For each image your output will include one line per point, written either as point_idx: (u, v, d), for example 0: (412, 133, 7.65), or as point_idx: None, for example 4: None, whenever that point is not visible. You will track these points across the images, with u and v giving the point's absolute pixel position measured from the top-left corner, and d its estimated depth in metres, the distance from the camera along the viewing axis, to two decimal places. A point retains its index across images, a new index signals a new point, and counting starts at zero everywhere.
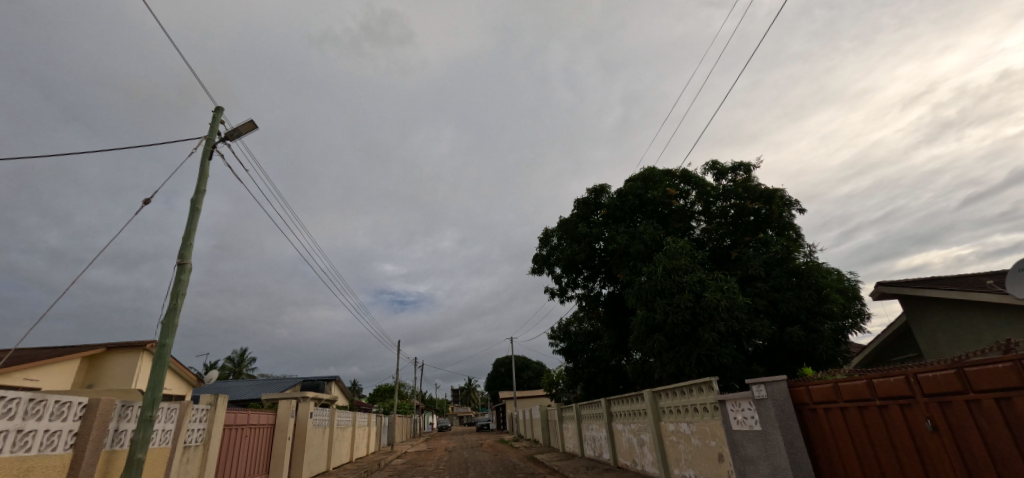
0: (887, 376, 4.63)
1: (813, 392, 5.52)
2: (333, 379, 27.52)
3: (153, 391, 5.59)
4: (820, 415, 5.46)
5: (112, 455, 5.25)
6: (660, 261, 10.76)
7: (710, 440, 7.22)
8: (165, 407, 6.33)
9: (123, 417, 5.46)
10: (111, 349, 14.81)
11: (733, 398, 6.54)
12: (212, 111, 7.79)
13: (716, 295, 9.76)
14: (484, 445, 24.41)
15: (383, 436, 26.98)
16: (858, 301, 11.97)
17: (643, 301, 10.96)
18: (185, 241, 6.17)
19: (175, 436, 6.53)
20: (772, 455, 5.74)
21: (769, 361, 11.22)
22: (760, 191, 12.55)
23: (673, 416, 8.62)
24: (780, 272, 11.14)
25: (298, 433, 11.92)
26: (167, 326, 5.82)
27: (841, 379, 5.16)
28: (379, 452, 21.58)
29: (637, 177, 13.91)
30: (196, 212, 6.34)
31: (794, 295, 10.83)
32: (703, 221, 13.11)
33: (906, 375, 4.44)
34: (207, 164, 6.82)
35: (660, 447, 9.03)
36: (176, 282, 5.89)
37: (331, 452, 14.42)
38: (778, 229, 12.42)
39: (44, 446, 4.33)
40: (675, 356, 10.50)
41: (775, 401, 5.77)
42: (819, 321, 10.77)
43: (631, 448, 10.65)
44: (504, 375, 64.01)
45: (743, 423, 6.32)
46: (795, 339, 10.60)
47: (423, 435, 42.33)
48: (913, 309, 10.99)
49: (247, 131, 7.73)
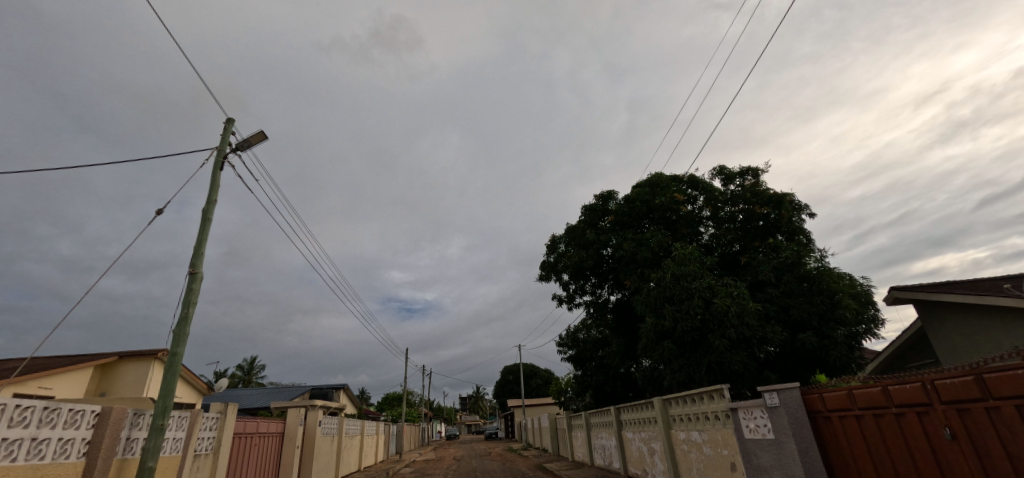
0: (903, 383, 4.53)
1: (827, 400, 5.41)
2: (342, 387, 27.66)
3: (164, 400, 5.66)
4: (835, 423, 5.35)
5: (124, 463, 5.28)
6: (668, 267, 10.69)
7: (722, 449, 7.11)
8: (175, 416, 6.37)
9: (135, 426, 5.49)
10: (123, 358, 15.00)
11: (744, 405, 6.44)
12: (224, 122, 7.93)
13: (726, 301, 9.67)
14: (492, 454, 24.29)
15: (393, 444, 27.03)
16: (872, 306, 11.76)
17: (652, 308, 10.83)
18: (197, 250, 6.27)
19: (186, 444, 6.58)
20: (786, 464, 5.63)
21: (780, 369, 11.01)
22: (769, 195, 12.43)
23: (684, 425, 8.50)
24: (791, 277, 10.99)
25: (306, 442, 11.91)
26: (179, 335, 5.91)
27: (855, 386, 5.08)
28: (388, 461, 21.58)
29: (644, 183, 13.91)
30: (207, 221, 6.44)
31: (806, 301, 10.65)
32: (711, 226, 13.04)
33: (922, 382, 4.35)
34: (218, 175, 6.94)
35: (671, 456, 8.90)
36: (188, 291, 5.98)
37: (340, 461, 14.41)
38: (788, 233, 12.28)
39: (58, 454, 4.38)
40: (686, 364, 10.33)
41: (788, 408, 5.66)
42: (831, 327, 10.56)
43: (642, 456, 10.51)
44: (512, 383, 63.68)
45: (756, 432, 6.21)
46: (807, 345, 10.41)
47: (431, 443, 42.26)
48: (928, 315, 10.83)
49: (257, 142, 7.86)
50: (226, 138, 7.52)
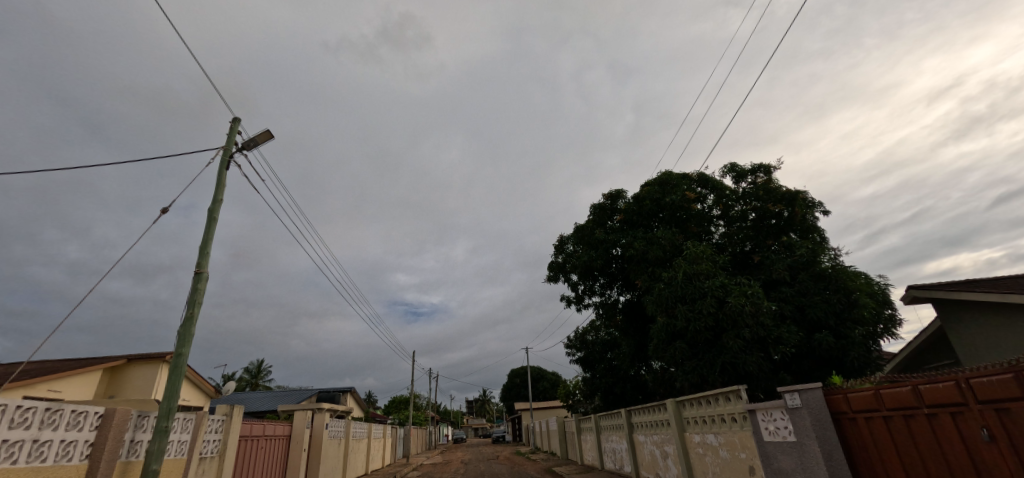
0: (934, 382, 4.32)
1: (852, 400, 5.17)
2: (349, 391, 27.55)
3: (169, 401, 5.56)
4: (861, 425, 5.11)
5: (127, 466, 5.19)
6: (680, 266, 10.49)
7: (740, 453, 6.87)
8: (181, 418, 6.26)
9: (139, 427, 5.41)
10: (132, 361, 15.01)
11: (763, 407, 6.22)
12: (231, 122, 7.91)
13: (740, 300, 9.43)
14: (500, 457, 24.21)
15: (400, 448, 26.83)
16: (889, 306, 11.47)
17: (663, 308, 10.61)
18: (202, 250, 6.20)
19: (191, 447, 6.47)
20: (808, 467, 5.41)
21: (795, 370, 10.77)
22: (782, 193, 12.15)
23: (698, 427, 8.27)
24: (806, 276, 10.73)
25: (313, 445, 11.78)
26: (184, 335, 5.84)
27: (882, 386, 4.85)
28: (395, 465, 21.37)
29: (654, 182, 13.68)
30: (213, 221, 6.40)
31: (822, 300, 10.37)
32: (722, 225, 12.82)
33: (955, 380, 4.16)
34: (224, 175, 6.88)
35: (685, 461, 8.67)
36: (193, 291, 5.91)
37: (347, 464, 14.21)
38: (802, 232, 12.00)
39: (60, 456, 4.28)
40: (698, 365, 10.09)
41: (810, 409, 5.43)
42: (849, 327, 10.28)
43: (654, 460, 10.30)
44: (519, 387, 63.19)
45: (776, 434, 5.98)
46: (824, 346, 10.14)
47: (436, 448, 41.82)
48: (948, 314, 10.53)
49: (263, 141, 7.79)
50: (232, 137, 7.49)
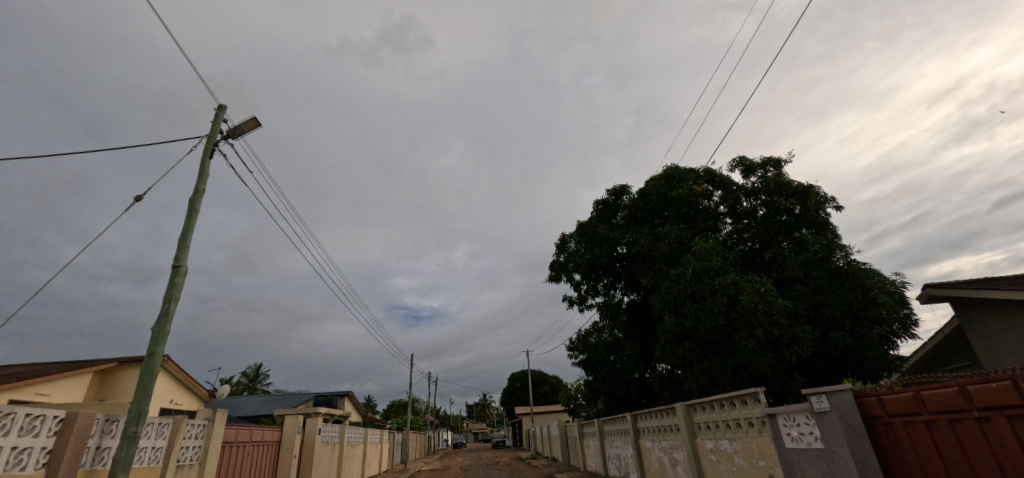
0: (988, 382, 3.85)
1: (888, 403, 4.69)
2: (347, 396, 27.03)
3: (140, 404, 5.10)
4: (899, 431, 4.63)
5: (91, 475, 4.72)
6: (689, 263, 10.02)
7: (758, 460, 6.39)
8: (155, 422, 5.79)
9: (106, 433, 4.95)
10: (123, 364, 14.52)
11: (785, 411, 5.75)
12: (217, 109, 7.50)
13: (753, 298, 8.97)
14: (499, 463, 23.59)
15: (398, 453, 26.30)
16: (905, 305, 11.00)
17: (671, 307, 10.12)
18: (181, 242, 5.75)
19: (167, 454, 5.99)
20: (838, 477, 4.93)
21: (809, 372, 10.27)
22: (793, 187, 11.71)
23: (711, 433, 7.79)
24: (820, 273, 10.26)
25: (304, 451, 11.27)
26: (158, 333, 5.39)
27: (923, 387, 4.38)
28: (391, 471, 20.77)
29: (659, 176, 13.24)
30: (193, 212, 5.96)
31: (837, 298, 9.89)
32: (730, 221, 12.37)
33: (1013, 379, 3.69)
34: (207, 163, 6.45)
35: (697, 468, 8.19)
36: (170, 285, 5.47)
37: (342, 470, 13.69)
38: (814, 228, 11.55)
39: (11, 465, 3.80)
40: (708, 367, 9.60)
41: (840, 413, 4.95)
42: (866, 327, 9.79)
43: (662, 468, 9.81)
44: (519, 391, 62.54)
45: (800, 440, 5.52)
46: (840, 346, 9.66)
47: (434, 453, 41.20)
48: (967, 314, 10.05)
49: (250, 129, 7.37)
50: (216, 125, 7.07)
